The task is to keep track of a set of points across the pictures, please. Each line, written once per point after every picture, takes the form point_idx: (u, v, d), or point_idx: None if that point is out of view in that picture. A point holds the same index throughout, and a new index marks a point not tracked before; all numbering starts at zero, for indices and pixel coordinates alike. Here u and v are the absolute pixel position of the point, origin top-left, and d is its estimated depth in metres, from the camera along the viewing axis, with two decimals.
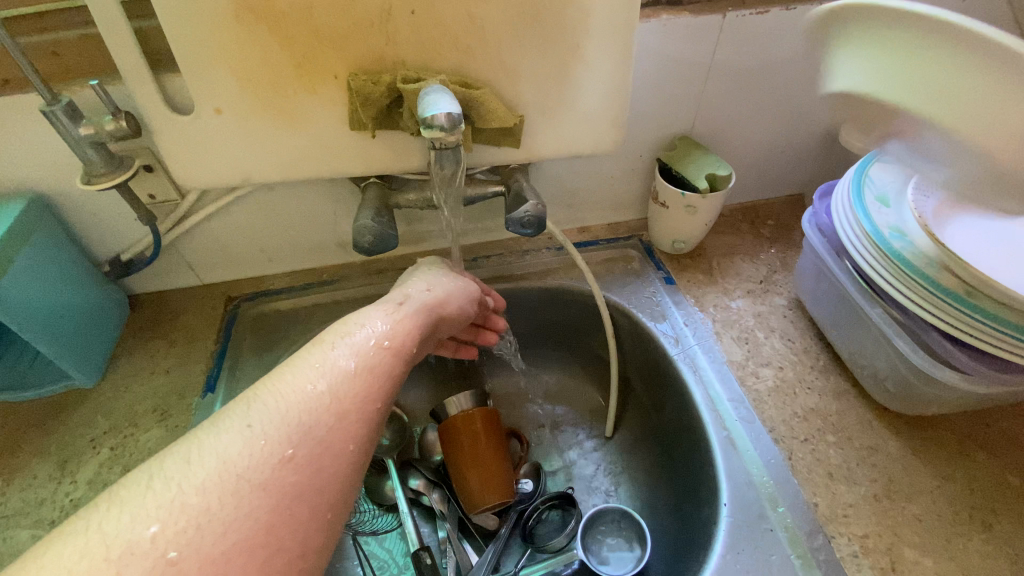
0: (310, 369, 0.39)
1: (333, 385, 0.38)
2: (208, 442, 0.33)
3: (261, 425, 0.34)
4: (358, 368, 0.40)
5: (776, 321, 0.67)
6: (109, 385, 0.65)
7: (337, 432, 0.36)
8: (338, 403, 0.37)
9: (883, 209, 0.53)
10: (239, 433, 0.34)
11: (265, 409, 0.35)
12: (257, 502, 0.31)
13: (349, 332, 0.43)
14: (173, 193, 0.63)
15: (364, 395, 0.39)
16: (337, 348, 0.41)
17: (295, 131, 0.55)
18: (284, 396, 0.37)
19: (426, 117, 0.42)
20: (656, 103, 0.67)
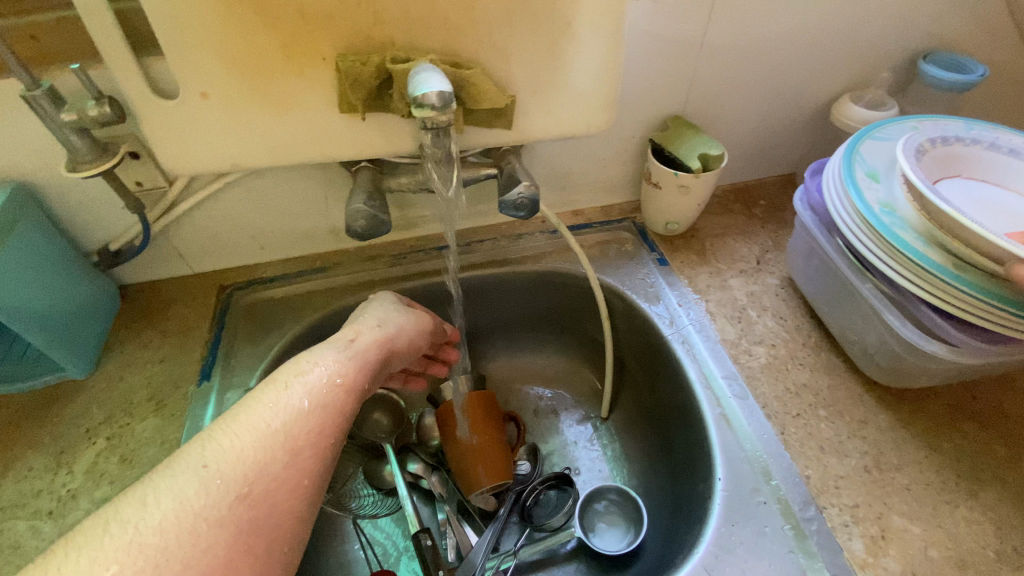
0: (264, 409, 0.41)
1: (286, 424, 0.41)
2: (164, 484, 0.35)
3: (214, 467, 0.36)
4: (311, 407, 0.42)
5: (768, 300, 0.68)
6: (103, 376, 0.64)
7: (290, 471, 0.39)
8: (292, 441, 0.40)
9: (874, 184, 0.54)
10: (196, 473, 0.36)
11: (219, 449, 0.38)
12: (213, 539, 0.34)
13: (302, 369, 0.45)
14: (160, 180, 0.62)
15: (317, 431, 0.42)
16: (291, 387, 0.43)
17: (284, 115, 0.54)
18: (238, 436, 0.39)
19: (416, 96, 0.41)
20: (648, 83, 0.67)
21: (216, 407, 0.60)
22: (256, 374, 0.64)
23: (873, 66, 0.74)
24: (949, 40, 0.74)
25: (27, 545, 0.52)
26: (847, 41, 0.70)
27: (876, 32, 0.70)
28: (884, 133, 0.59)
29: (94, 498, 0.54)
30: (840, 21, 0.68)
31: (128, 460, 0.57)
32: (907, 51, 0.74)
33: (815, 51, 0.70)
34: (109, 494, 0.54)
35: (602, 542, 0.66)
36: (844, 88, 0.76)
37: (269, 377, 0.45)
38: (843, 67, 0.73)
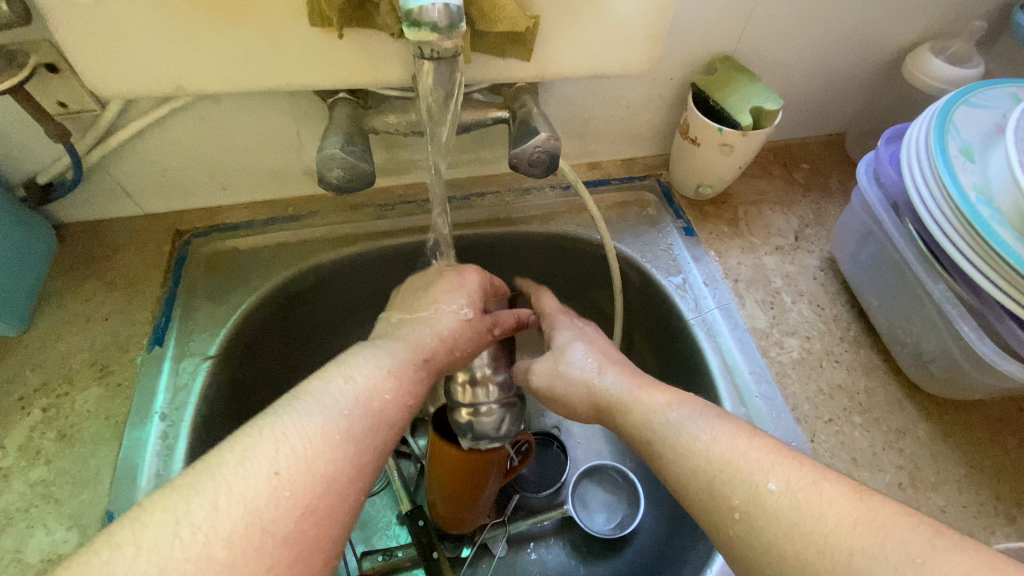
0: (324, 406, 0.34)
1: (357, 423, 0.34)
2: (229, 479, 0.28)
3: (286, 464, 0.30)
4: (338, 436, 0.33)
5: (805, 284, 0.60)
6: (37, 334, 0.55)
7: (359, 478, 0.32)
8: (366, 442, 0.34)
9: (968, 164, 0.44)
10: (266, 466, 0.29)
11: (284, 447, 0.30)
12: (280, 539, 0.27)
13: (359, 365, 0.38)
14: (89, 101, 0.50)
15: (372, 425, 0.35)
16: (317, 398, 0.34)
17: (238, 24, 0.42)
18: (306, 420, 0.32)
19: (410, 11, 0.29)
20: (698, 12, 0.54)
21: (170, 377, 0.52)
22: (216, 340, 0.55)
23: (963, 11, 0.62)
24: None
25: None
26: None
27: None
28: (980, 98, 0.48)
29: (29, 480, 0.48)
30: None
31: (68, 437, 0.50)
32: None
33: None
34: (47, 475, 0.48)
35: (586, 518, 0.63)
36: (923, 35, 0.64)
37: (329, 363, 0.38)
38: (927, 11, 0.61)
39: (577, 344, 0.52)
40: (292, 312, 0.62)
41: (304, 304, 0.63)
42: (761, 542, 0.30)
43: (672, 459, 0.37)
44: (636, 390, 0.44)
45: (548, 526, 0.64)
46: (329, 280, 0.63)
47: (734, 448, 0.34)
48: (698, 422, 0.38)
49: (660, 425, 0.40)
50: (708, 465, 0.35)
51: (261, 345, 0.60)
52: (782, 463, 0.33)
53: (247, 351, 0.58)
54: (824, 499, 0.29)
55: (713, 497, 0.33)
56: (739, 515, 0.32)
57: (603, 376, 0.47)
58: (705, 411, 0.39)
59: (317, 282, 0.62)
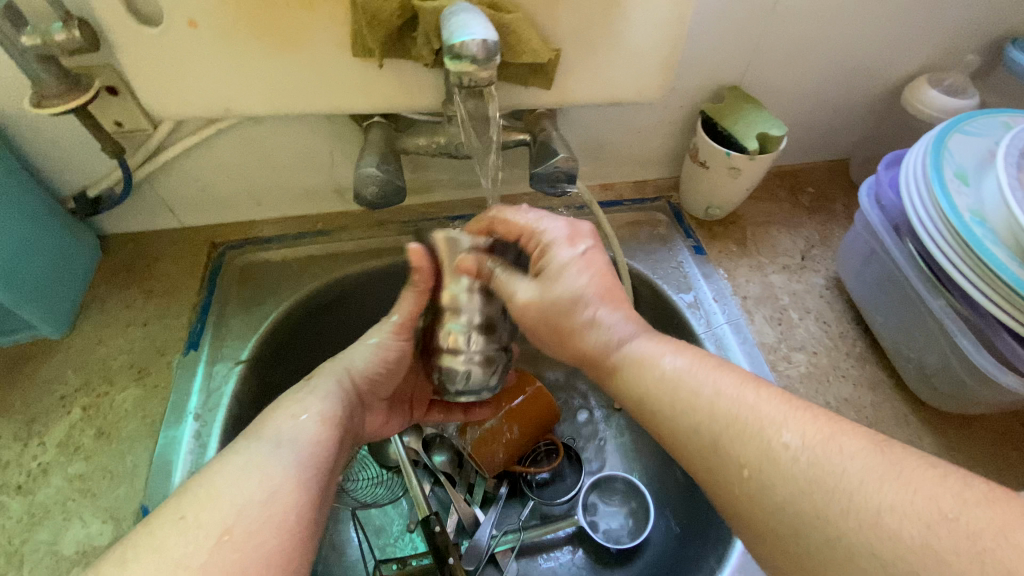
0: (255, 470, 0.36)
1: (293, 483, 0.36)
2: (176, 555, 0.31)
3: (226, 531, 0.32)
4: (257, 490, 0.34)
5: (812, 302, 0.62)
6: (79, 337, 0.59)
7: (308, 524, 0.35)
8: (305, 494, 0.36)
9: (963, 187, 0.47)
10: (205, 540, 0.32)
11: (199, 509, 0.33)
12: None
13: (284, 425, 0.40)
14: (143, 121, 0.55)
15: (305, 478, 0.37)
16: (240, 454, 0.37)
17: (287, 54, 0.46)
18: (217, 495, 0.34)
19: (453, 44, 0.33)
20: (706, 46, 0.58)
21: (203, 380, 0.55)
22: (247, 346, 0.58)
23: (959, 46, 0.65)
24: None
25: None
26: (935, 12, 0.61)
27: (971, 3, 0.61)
28: (975, 126, 0.51)
29: (68, 475, 0.50)
30: None
31: (107, 434, 0.52)
32: (999, 31, 0.65)
33: (897, 25, 0.61)
34: (86, 470, 0.50)
35: (599, 528, 0.64)
36: (920, 69, 0.67)
37: (255, 426, 0.40)
38: (924, 46, 0.64)
39: (564, 251, 0.45)
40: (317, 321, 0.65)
41: (329, 314, 0.65)
42: (795, 500, 0.32)
43: (675, 410, 0.38)
44: (630, 342, 0.42)
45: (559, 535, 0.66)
46: (353, 291, 0.66)
47: (749, 405, 0.36)
48: (692, 373, 0.39)
49: (658, 379, 0.39)
50: (714, 422, 0.36)
51: (288, 352, 0.63)
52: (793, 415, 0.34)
53: (275, 357, 0.61)
54: (838, 459, 0.32)
55: (713, 451, 0.35)
56: (748, 471, 0.33)
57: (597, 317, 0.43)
58: (704, 360, 0.39)
59: (342, 293, 0.65)
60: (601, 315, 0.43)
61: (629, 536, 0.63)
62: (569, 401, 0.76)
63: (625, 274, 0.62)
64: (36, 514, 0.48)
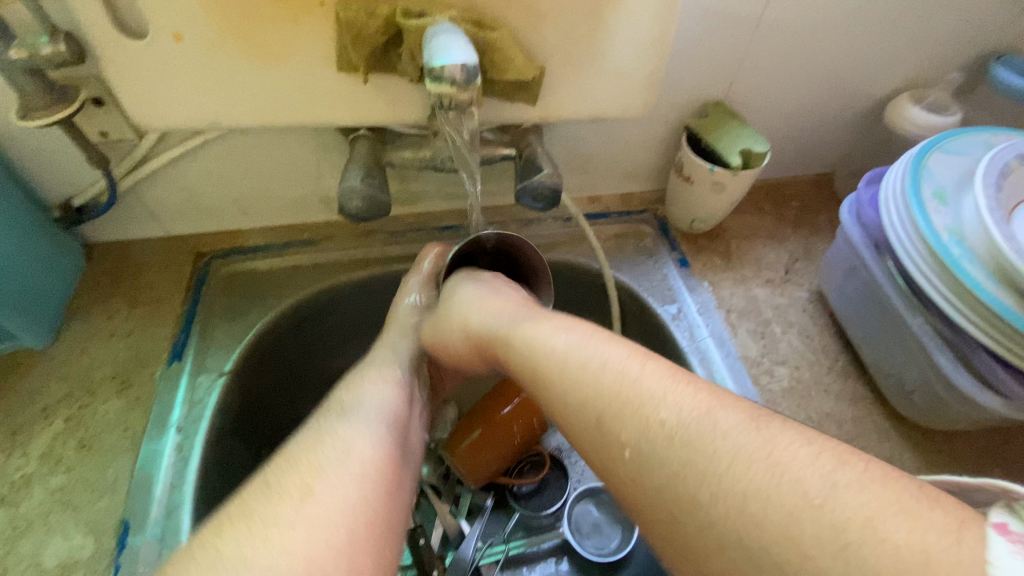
0: (333, 437, 0.37)
1: (376, 444, 0.38)
2: (269, 512, 0.32)
3: (315, 487, 0.33)
4: (366, 470, 0.36)
5: (795, 316, 0.62)
6: (62, 347, 0.58)
7: (396, 498, 0.36)
8: (391, 469, 0.37)
9: (940, 207, 0.48)
10: (293, 498, 0.33)
11: (330, 483, 0.34)
12: (335, 547, 0.31)
13: (353, 397, 0.43)
14: (128, 131, 0.54)
15: (386, 443, 0.39)
16: (329, 435, 0.38)
17: (273, 68, 0.46)
18: (330, 469, 0.35)
19: (433, 66, 0.33)
20: (691, 63, 0.59)
21: (187, 392, 0.55)
22: (232, 357, 0.58)
23: (940, 64, 0.66)
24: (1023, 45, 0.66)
25: None
26: (916, 30, 0.62)
27: (951, 22, 0.62)
28: (952, 146, 0.52)
29: (49, 487, 0.50)
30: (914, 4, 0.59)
31: (88, 446, 0.52)
32: (978, 51, 0.66)
33: (879, 43, 0.62)
34: (66, 483, 0.50)
35: (585, 540, 0.64)
36: (902, 86, 0.68)
37: (325, 406, 0.42)
38: (905, 64, 0.66)
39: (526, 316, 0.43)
40: (303, 331, 0.65)
41: (314, 324, 0.65)
42: None
43: (560, 376, 0.36)
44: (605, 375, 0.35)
45: (543, 547, 0.66)
46: (340, 301, 0.66)
47: (632, 375, 0.33)
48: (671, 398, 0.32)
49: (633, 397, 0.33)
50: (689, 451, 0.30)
51: (273, 362, 0.63)
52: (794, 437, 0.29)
53: (259, 368, 0.61)
54: (719, 430, 0.29)
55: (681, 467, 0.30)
56: (664, 419, 0.31)
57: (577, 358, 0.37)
58: (591, 335, 0.38)
59: (329, 303, 0.65)
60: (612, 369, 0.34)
61: (614, 547, 0.63)
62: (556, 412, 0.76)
63: (610, 286, 0.63)
64: (16, 528, 0.48)
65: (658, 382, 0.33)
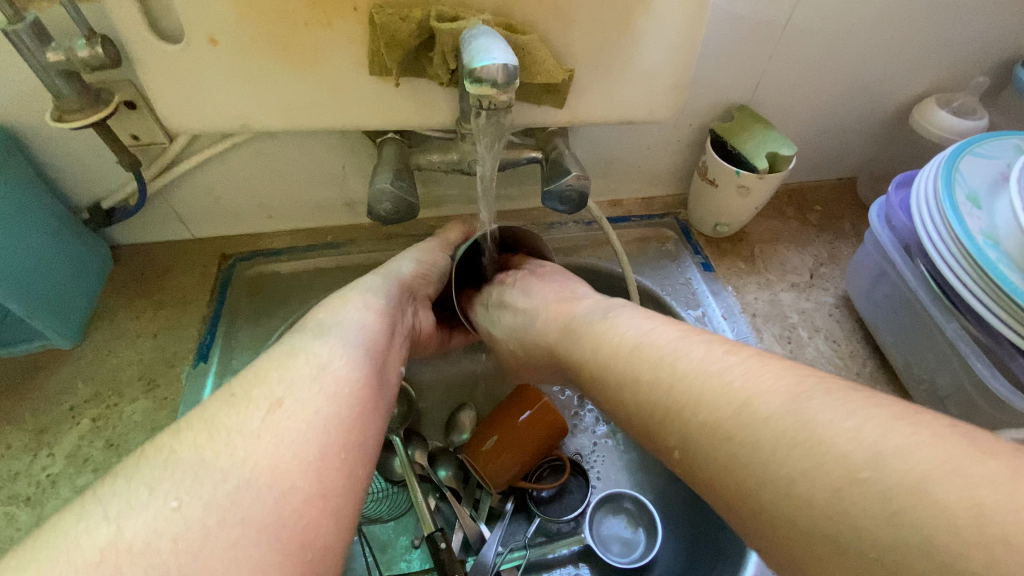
0: (305, 356, 0.37)
1: (348, 364, 0.37)
2: (231, 422, 0.31)
3: (281, 400, 0.33)
4: (337, 389, 0.35)
5: (821, 321, 0.62)
6: (90, 347, 0.59)
7: (367, 412, 0.35)
8: (365, 388, 0.37)
9: (975, 210, 0.47)
10: (261, 409, 0.32)
11: (297, 396, 0.33)
12: (300, 459, 0.30)
13: (330, 321, 0.42)
14: (159, 134, 0.55)
15: (357, 362, 0.38)
16: (302, 352, 0.37)
17: (305, 71, 0.47)
18: (297, 385, 0.34)
19: (473, 68, 0.33)
20: (717, 66, 0.59)
21: (212, 392, 0.55)
22: (257, 358, 0.58)
23: (967, 68, 0.66)
24: None
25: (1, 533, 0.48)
26: (943, 34, 0.62)
27: (979, 26, 0.62)
28: (986, 149, 0.51)
29: (76, 487, 0.50)
30: (942, 8, 0.59)
31: (116, 446, 0.52)
32: (1007, 55, 0.65)
33: (906, 47, 0.62)
34: (93, 482, 0.50)
35: (606, 546, 0.63)
36: (929, 90, 0.68)
37: (299, 328, 0.41)
38: (933, 68, 0.65)
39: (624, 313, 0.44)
40: None
41: None
42: None
43: (669, 366, 0.36)
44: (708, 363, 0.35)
45: (565, 552, 0.65)
46: None
47: (735, 365, 0.34)
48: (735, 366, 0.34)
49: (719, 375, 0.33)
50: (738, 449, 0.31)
51: None
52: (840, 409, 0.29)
53: None
54: (793, 401, 0.30)
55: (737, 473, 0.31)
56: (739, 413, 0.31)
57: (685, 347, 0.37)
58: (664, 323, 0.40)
59: None
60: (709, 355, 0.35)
61: (638, 554, 0.63)
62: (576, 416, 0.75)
63: (633, 290, 0.62)
64: (44, 526, 0.48)
65: (731, 361, 0.34)
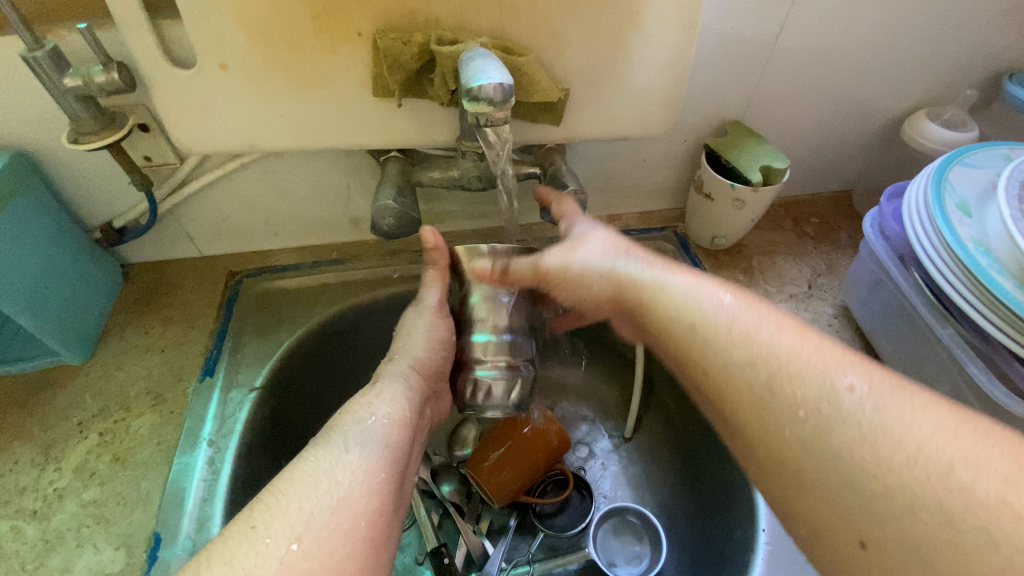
0: (325, 476, 0.37)
1: (366, 487, 0.38)
2: (248, 564, 0.31)
3: (300, 541, 0.33)
4: (354, 517, 0.35)
5: (820, 330, 0.62)
6: (98, 363, 0.60)
7: (379, 535, 0.36)
8: (380, 511, 0.37)
9: (966, 219, 0.48)
10: (276, 548, 0.32)
11: (313, 524, 0.34)
12: None
13: (352, 430, 0.42)
14: (171, 155, 0.57)
15: (378, 484, 0.38)
16: (322, 472, 0.37)
17: (311, 93, 0.49)
18: (314, 510, 0.35)
19: (470, 87, 0.35)
20: (709, 84, 0.61)
21: (218, 407, 0.56)
22: (262, 373, 0.59)
23: (955, 82, 0.67)
24: None
25: (7, 548, 0.48)
26: (929, 49, 0.63)
27: (963, 42, 0.63)
28: (974, 159, 0.52)
29: (82, 500, 0.51)
30: (927, 26, 0.61)
31: (121, 459, 0.53)
32: (993, 68, 0.67)
33: (895, 61, 0.63)
34: (99, 496, 0.51)
35: (612, 563, 0.63)
36: (919, 104, 0.69)
37: (322, 433, 0.42)
38: (922, 82, 0.67)
39: (707, 296, 0.39)
40: (329, 348, 0.66)
41: (342, 341, 0.67)
42: None
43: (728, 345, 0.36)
44: (801, 334, 0.35)
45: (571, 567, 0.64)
46: (366, 317, 0.67)
47: (800, 348, 0.34)
48: (799, 343, 0.35)
49: (828, 379, 0.32)
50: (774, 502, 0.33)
51: (300, 379, 0.63)
52: (861, 364, 0.33)
53: (287, 384, 0.62)
54: (911, 418, 0.30)
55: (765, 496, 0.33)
56: (803, 415, 0.32)
57: (755, 322, 0.36)
58: (752, 303, 0.38)
59: (355, 320, 0.66)
60: (786, 341, 0.35)
61: (645, 569, 0.62)
62: (578, 430, 0.76)
63: None
64: (49, 540, 0.49)
65: (808, 347, 0.34)
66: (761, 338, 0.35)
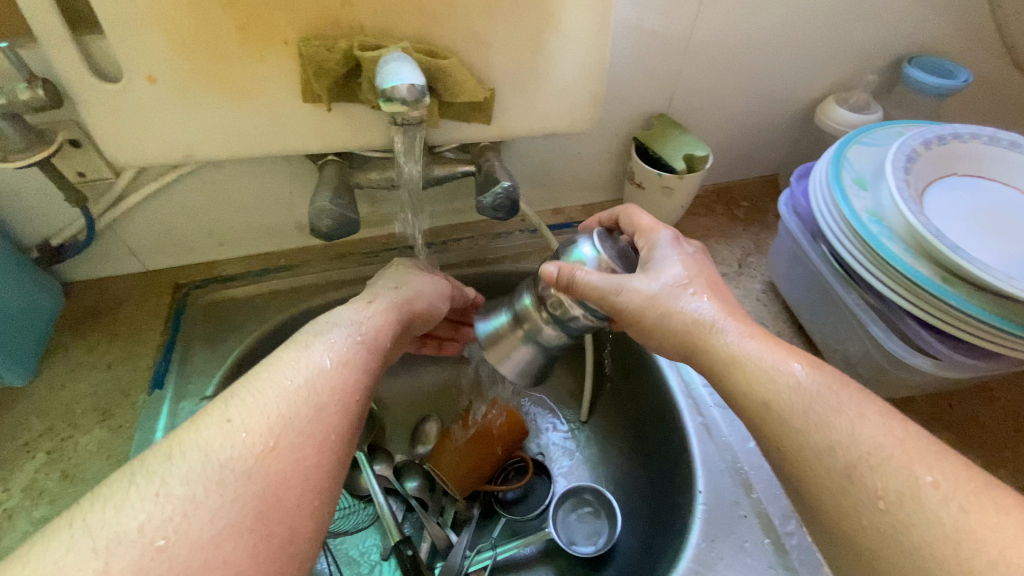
0: (297, 378, 0.38)
1: (327, 391, 0.38)
2: (206, 456, 0.32)
3: (271, 435, 0.34)
4: (312, 417, 0.36)
5: (750, 305, 0.66)
6: (42, 383, 0.59)
7: (339, 438, 0.36)
8: (341, 417, 0.37)
9: (861, 192, 0.53)
10: (236, 438, 0.33)
11: (267, 420, 0.35)
12: (277, 505, 0.32)
13: (322, 341, 0.42)
14: (105, 169, 0.57)
15: (342, 388, 0.39)
16: (287, 376, 0.38)
17: (241, 100, 0.50)
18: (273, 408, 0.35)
19: (384, 89, 0.37)
20: (632, 79, 0.64)
21: (168, 417, 0.56)
22: (212, 381, 0.59)
23: (859, 68, 0.73)
24: (932, 46, 0.73)
25: None
26: (831, 40, 0.69)
27: (861, 32, 0.69)
28: (870, 139, 0.58)
29: (32, 519, 0.50)
30: (827, 19, 0.66)
31: (70, 476, 0.53)
32: (890, 55, 0.73)
33: (801, 52, 0.69)
34: (49, 514, 0.50)
35: (572, 541, 0.65)
36: (829, 90, 0.74)
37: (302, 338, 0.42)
38: (829, 70, 0.72)
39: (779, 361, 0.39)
40: None
41: None
42: None
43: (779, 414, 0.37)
44: (870, 402, 0.36)
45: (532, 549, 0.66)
46: None
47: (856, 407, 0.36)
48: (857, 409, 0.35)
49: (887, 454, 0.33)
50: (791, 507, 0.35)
51: None
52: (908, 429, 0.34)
53: None
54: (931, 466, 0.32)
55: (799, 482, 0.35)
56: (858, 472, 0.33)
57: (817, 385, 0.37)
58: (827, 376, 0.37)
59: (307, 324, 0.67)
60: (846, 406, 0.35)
61: (604, 543, 0.64)
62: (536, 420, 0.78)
63: None
64: None
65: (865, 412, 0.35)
66: (819, 403, 0.36)
